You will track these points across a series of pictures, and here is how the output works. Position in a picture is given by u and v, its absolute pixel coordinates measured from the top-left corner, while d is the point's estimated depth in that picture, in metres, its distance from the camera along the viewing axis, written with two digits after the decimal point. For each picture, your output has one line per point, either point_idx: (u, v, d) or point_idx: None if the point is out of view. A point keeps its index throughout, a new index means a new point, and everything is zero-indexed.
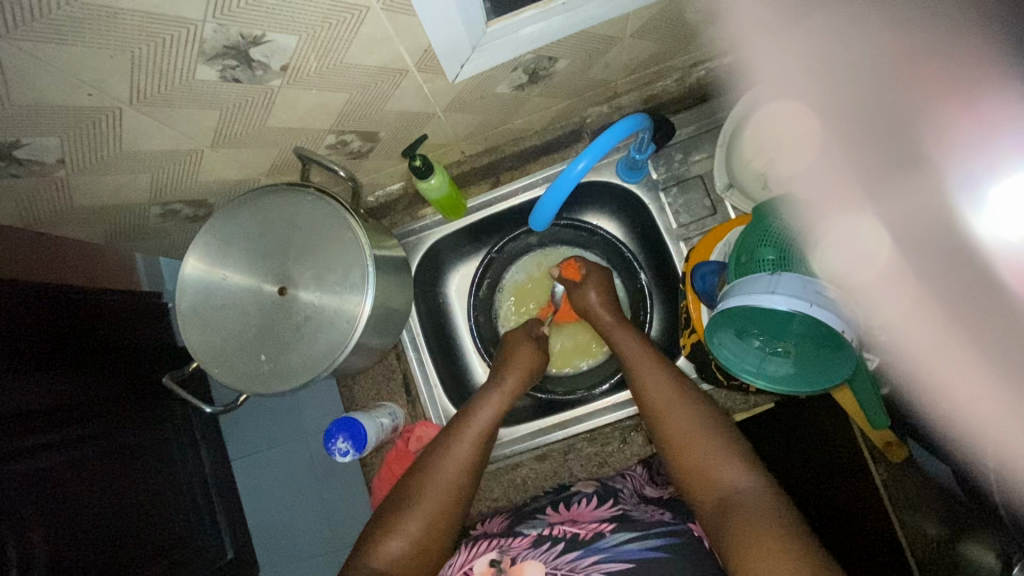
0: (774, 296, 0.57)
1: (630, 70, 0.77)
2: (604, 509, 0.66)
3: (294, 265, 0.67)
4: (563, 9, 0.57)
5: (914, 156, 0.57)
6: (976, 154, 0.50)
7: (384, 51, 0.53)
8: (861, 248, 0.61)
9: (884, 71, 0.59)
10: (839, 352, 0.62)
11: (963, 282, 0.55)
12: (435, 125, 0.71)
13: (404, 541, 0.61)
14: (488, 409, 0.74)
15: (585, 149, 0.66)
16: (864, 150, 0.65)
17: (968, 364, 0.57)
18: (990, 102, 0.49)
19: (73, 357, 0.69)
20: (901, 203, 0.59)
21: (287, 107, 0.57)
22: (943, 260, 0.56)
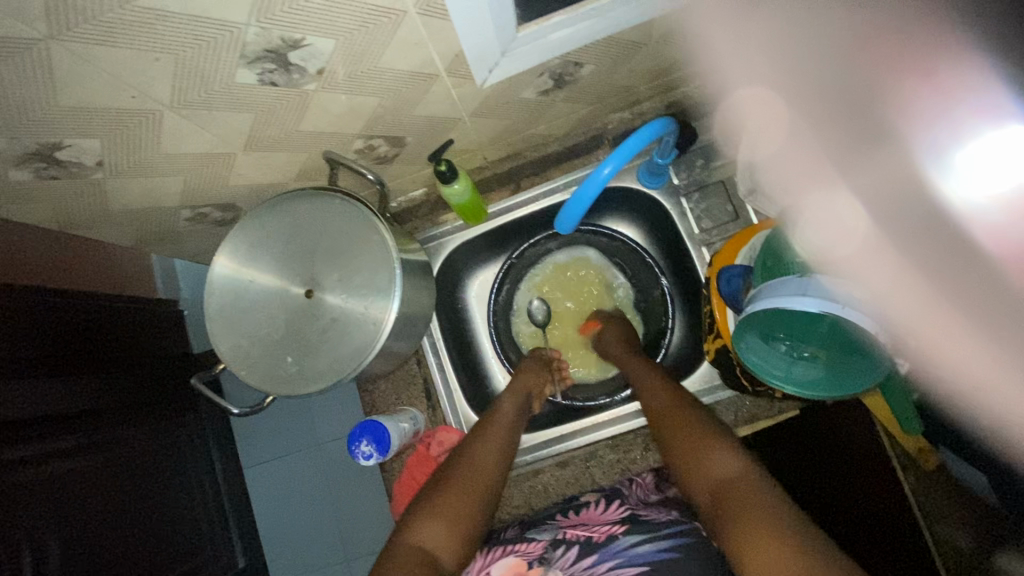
0: (804, 299, 0.55)
1: (654, 75, 0.76)
2: (613, 508, 0.67)
3: (321, 269, 0.67)
4: (592, 15, 0.56)
5: (880, 131, 0.58)
6: (941, 121, 0.51)
7: (416, 57, 0.53)
8: (840, 225, 0.62)
9: (834, 49, 0.60)
10: (868, 356, 0.61)
11: (937, 245, 0.55)
12: (460, 130, 0.71)
13: (436, 526, 0.59)
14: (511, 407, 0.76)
15: (613, 153, 0.64)
16: (834, 124, 0.65)
17: (947, 323, 0.57)
18: (949, 69, 0.49)
19: (74, 367, 0.73)
20: (870, 176, 0.61)
21: (318, 113, 0.57)
22: (918, 224, 0.57)
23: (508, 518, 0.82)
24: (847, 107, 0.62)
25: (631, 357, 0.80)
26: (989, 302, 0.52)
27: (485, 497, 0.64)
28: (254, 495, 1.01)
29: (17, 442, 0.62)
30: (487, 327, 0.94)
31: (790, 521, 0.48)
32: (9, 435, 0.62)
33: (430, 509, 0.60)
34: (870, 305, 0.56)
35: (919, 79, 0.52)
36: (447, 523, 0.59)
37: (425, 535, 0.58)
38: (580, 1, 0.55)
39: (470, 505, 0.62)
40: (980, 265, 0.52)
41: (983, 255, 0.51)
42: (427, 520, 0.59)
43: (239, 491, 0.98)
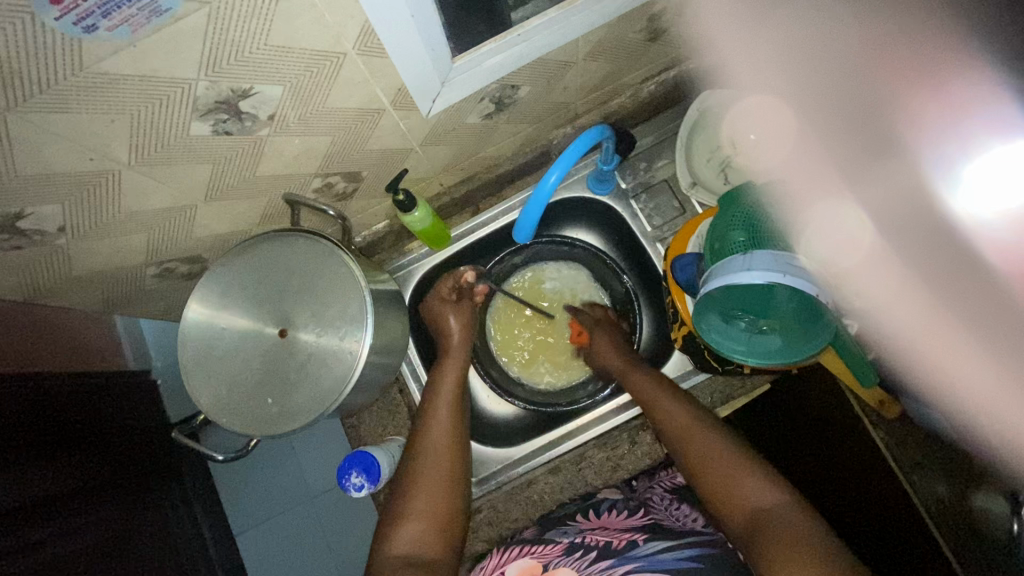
0: (750, 273, 0.60)
1: (587, 91, 0.81)
2: (636, 516, 0.70)
3: (292, 307, 0.69)
4: (519, 41, 0.61)
5: (887, 146, 0.65)
6: (949, 138, 0.58)
7: (361, 95, 0.57)
8: (845, 235, 0.66)
9: (847, 64, 0.68)
10: (817, 319, 0.66)
11: (945, 259, 0.60)
12: (413, 159, 0.74)
13: (416, 525, 0.68)
14: (449, 378, 0.82)
15: (557, 161, 0.67)
16: (841, 140, 0.72)
17: (952, 333, 0.62)
18: (960, 83, 0.56)
19: (55, 447, 0.72)
20: (875, 188, 0.67)
21: (274, 157, 0.60)
22: (926, 237, 0.62)
23: (508, 532, 0.82)
24: (859, 122, 0.69)
25: (627, 368, 0.82)
26: (988, 310, 0.57)
27: (452, 479, 0.73)
28: (248, 553, 0.98)
29: (14, 529, 0.61)
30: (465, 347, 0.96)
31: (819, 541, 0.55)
32: (6, 523, 0.61)
33: (409, 510, 0.69)
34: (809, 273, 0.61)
35: (929, 95, 0.60)
36: (426, 522, 0.69)
37: (409, 541, 0.67)
38: (505, 30, 0.60)
39: (446, 501, 0.71)
40: (978, 275, 0.57)
41: (983, 266, 0.57)
42: (407, 525, 0.68)
43: (231, 553, 0.95)
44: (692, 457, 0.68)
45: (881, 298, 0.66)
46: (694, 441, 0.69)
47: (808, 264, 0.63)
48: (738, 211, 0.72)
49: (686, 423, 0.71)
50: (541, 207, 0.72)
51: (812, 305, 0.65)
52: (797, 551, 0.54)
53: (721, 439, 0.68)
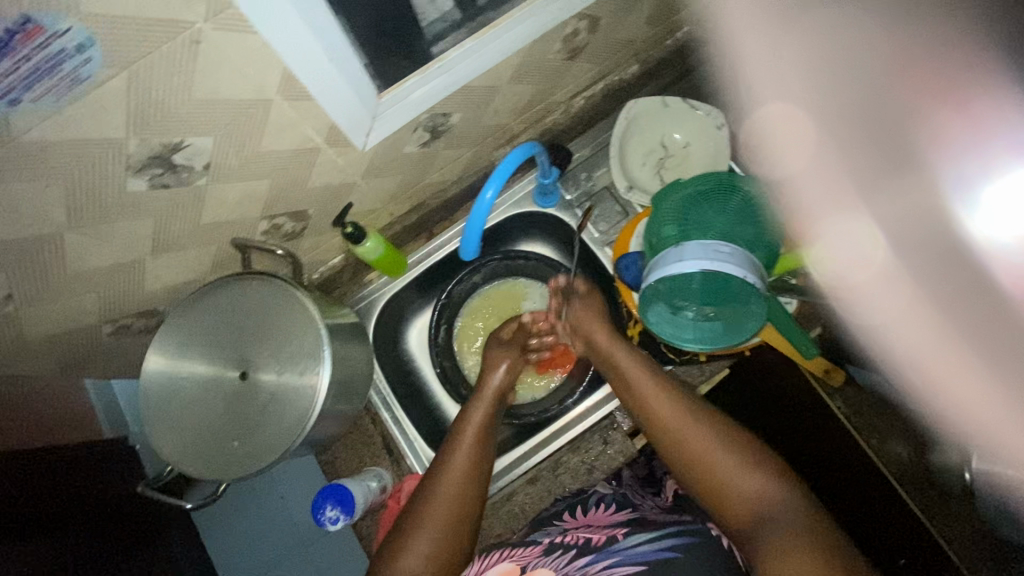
0: (683, 262, 0.66)
1: (520, 111, 0.85)
2: (623, 513, 0.71)
3: (253, 349, 0.70)
4: (441, 71, 0.65)
5: (908, 159, 0.63)
6: (969, 155, 0.55)
7: (293, 136, 0.59)
8: (857, 250, 0.70)
9: (875, 75, 0.65)
10: (750, 303, 0.69)
11: (959, 282, 0.58)
12: (358, 193, 0.77)
13: (419, 560, 0.65)
14: (481, 408, 0.80)
15: (492, 177, 0.71)
16: (861, 155, 0.71)
17: (948, 344, 0.61)
18: (980, 102, 0.53)
19: (38, 522, 0.71)
20: (892, 204, 0.65)
21: (216, 204, 0.62)
22: (938, 257, 0.60)
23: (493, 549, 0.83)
24: (881, 136, 0.67)
25: (614, 345, 0.79)
26: (990, 331, 0.56)
27: (463, 511, 0.70)
28: None
29: None
30: (433, 371, 0.96)
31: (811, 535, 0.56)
32: None
33: (406, 545, 0.66)
34: (733, 254, 0.66)
35: (952, 110, 0.56)
36: (428, 556, 0.65)
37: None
38: (427, 63, 0.64)
39: (455, 538, 0.68)
40: (990, 298, 0.55)
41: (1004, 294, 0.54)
42: (409, 556, 0.65)
43: None
44: (694, 454, 0.66)
45: (885, 314, 0.68)
46: (682, 424, 0.68)
47: (737, 249, 0.67)
48: (668, 207, 0.80)
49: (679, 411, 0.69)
50: (479, 233, 0.76)
51: (740, 292, 0.69)
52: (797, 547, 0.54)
53: (721, 431, 0.67)
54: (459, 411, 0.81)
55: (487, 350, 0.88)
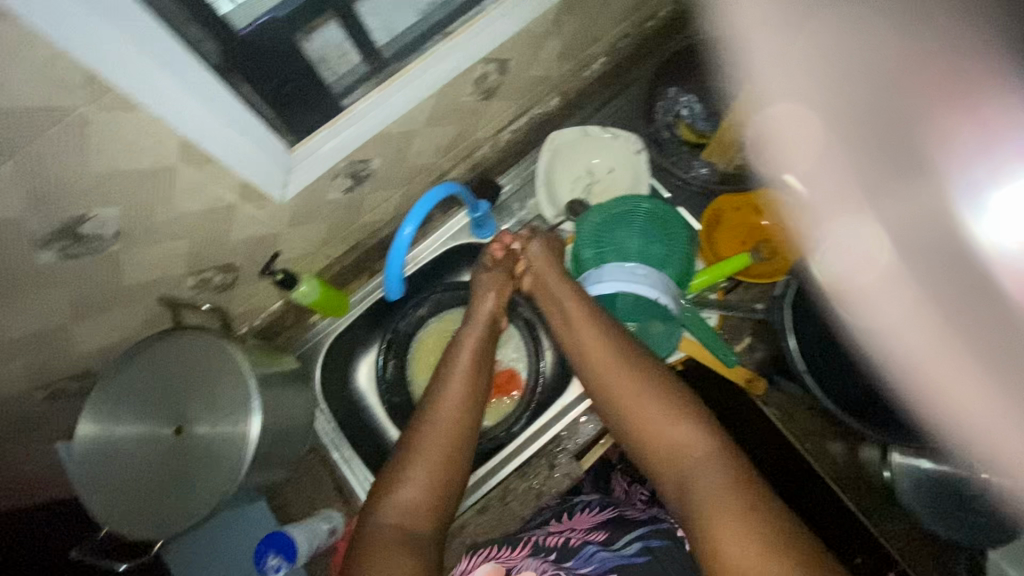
0: (600, 283, 0.73)
1: (445, 150, 0.87)
2: (603, 514, 0.73)
3: (184, 404, 0.71)
4: (349, 123, 0.68)
5: (918, 164, 0.69)
6: (978, 163, 0.61)
7: (204, 196, 0.61)
8: (861, 251, 0.70)
9: (880, 81, 0.72)
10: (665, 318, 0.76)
11: (970, 277, 0.64)
12: (286, 242, 0.78)
13: (415, 491, 0.64)
14: (473, 337, 0.78)
15: (410, 215, 0.73)
16: (866, 158, 0.75)
17: (959, 365, 0.66)
18: (991, 103, 0.59)
19: None
20: (900, 204, 0.70)
21: (134, 266, 0.63)
22: (940, 265, 0.66)
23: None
24: (885, 146, 0.73)
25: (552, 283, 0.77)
26: (994, 323, 0.63)
27: (460, 438, 0.70)
28: None
29: None
30: (382, 407, 0.97)
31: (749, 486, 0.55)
32: None
33: (406, 475, 0.65)
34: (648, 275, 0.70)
35: (965, 116, 0.62)
36: (424, 486, 0.65)
37: (402, 511, 0.63)
38: (334, 116, 0.67)
39: (454, 464, 0.68)
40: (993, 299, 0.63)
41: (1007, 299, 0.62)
42: (402, 489, 0.65)
43: None
44: (623, 403, 0.65)
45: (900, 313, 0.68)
46: (615, 374, 0.67)
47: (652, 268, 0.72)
48: (584, 231, 0.83)
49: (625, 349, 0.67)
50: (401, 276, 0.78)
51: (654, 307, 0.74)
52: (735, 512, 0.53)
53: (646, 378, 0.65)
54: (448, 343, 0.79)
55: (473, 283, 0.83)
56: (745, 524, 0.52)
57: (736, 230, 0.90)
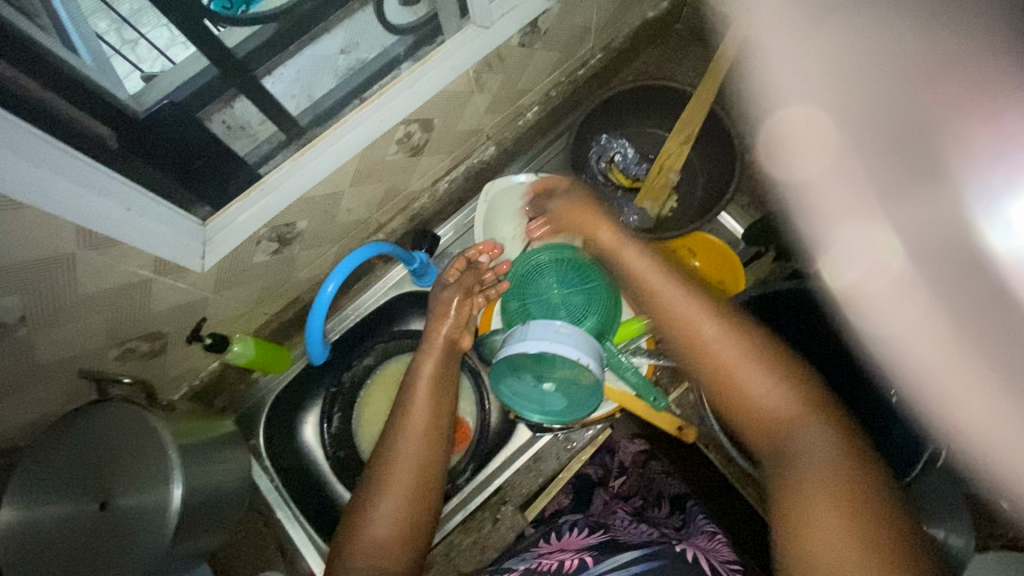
0: (525, 343, 0.68)
1: (379, 206, 0.88)
2: (594, 536, 0.72)
3: (108, 477, 0.68)
4: (265, 193, 0.67)
5: (929, 167, 0.56)
6: (989, 169, 0.49)
7: (112, 277, 0.61)
8: (871, 258, 0.70)
9: (902, 80, 0.57)
10: (589, 384, 0.71)
11: (988, 288, 0.54)
12: (214, 307, 0.78)
13: (382, 527, 0.63)
14: (428, 355, 0.75)
15: (333, 272, 0.73)
16: (886, 151, 0.64)
17: (974, 376, 0.59)
18: (1013, 112, 0.46)
19: None
20: (915, 211, 0.61)
21: (47, 345, 0.63)
22: (957, 271, 0.57)
23: None
24: (906, 144, 0.60)
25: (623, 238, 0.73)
26: (1004, 338, 0.54)
27: (424, 466, 0.68)
28: None
29: None
30: (327, 463, 0.96)
31: (850, 456, 0.54)
32: None
33: (374, 511, 0.64)
34: (571, 332, 0.69)
35: (974, 119, 0.49)
36: (392, 521, 0.64)
37: (376, 548, 0.63)
38: (250, 187, 0.67)
39: (423, 493, 0.67)
40: (1016, 311, 0.52)
41: (1016, 299, 0.51)
42: (372, 522, 0.64)
43: None
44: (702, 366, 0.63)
45: (916, 316, 0.66)
46: (701, 324, 0.64)
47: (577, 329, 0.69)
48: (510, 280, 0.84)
49: (692, 334, 0.64)
50: (323, 338, 0.75)
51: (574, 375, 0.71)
52: (820, 499, 0.51)
53: (738, 338, 0.62)
54: (409, 364, 0.76)
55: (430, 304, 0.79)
56: (832, 509, 0.50)
57: None
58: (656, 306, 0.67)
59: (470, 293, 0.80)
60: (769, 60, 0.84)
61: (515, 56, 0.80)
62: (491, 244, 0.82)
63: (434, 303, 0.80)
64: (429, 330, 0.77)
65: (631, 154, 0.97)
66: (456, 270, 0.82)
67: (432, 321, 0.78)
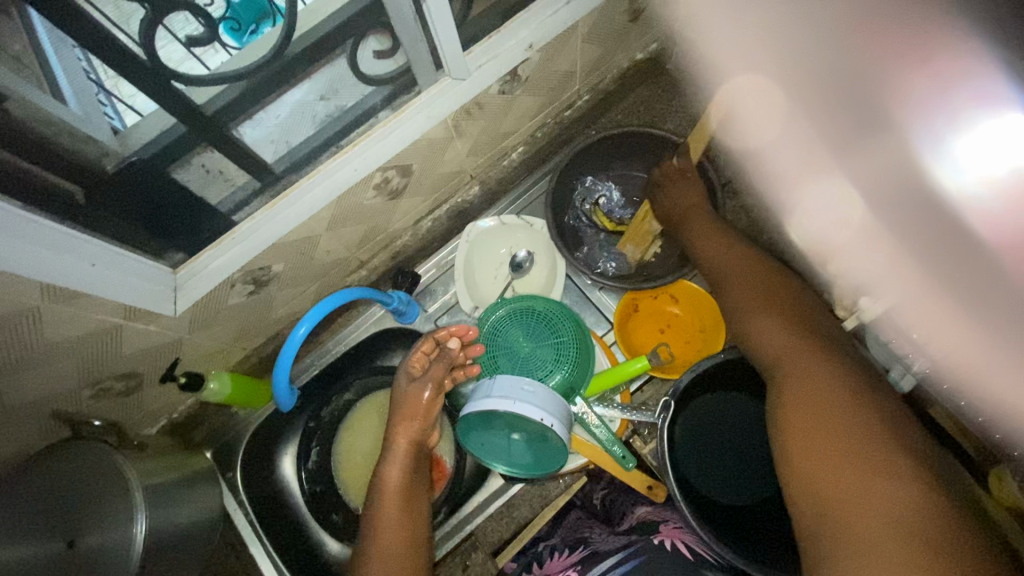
0: (489, 400, 0.67)
1: (359, 246, 0.88)
2: (575, 553, 0.68)
3: (75, 517, 0.67)
4: (236, 242, 0.68)
5: (876, 120, 0.55)
6: (937, 108, 0.46)
7: (81, 325, 0.62)
8: (842, 215, 0.69)
9: (840, 37, 0.58)
10: (554, 443, 0.71)
11: (941, 225, 0.50)
12: (190, 347, 0.78)
13: None
14: (396, 460, 0.73)
15: (306, 316, 0.73)
16: (840, 115, 0.63)
17: (942, 327, 0.55)
18: (945, 57, 0.44)
19: None
20: (865, 168, 0.60)
21: (19, 388, 0.65)
22: (913, 208, 0.54)
23: None
24: (854, 103, 0.58)
25: (689, 213, 0.84)
26: (969, 280, 0.49)
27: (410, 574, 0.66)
28: None
29: None
30: (302, 499, 0.95)
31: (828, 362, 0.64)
32: None
33: None
34: (538, 391, 0.68)
35: (918, 68, 0.47)
36: None
37: None
38: (221, 236, 0.68)
39: None
40: (965, 248, 0.48)
41: (970, 236, 0.47)
42: None
43: None
44: (732, 288, 0.77)
45: (873, 273, 0.65)
46: (742, 278, 0.76)
47: (543, 387, 0.69)
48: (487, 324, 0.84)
49: (718, 277, 0.79)
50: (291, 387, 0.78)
51: (537, 433, 0.70)
52: (816, 401, 0.60)
53: (749, 274, 0.77)
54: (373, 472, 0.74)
55: (392, 406, 0.76)
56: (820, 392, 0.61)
57: (653, 318, 0.91)
58: (705, 260, 0.81)
59: (440, 387, 0.76)
60: (720, 51, 0.81)
61: (496, 103, 0.80)
62: (464, 327, 0.78)
63: (400, 400, 0.76)
64: (392, 434, 0.75)
65: (617, 198, 0.96)
66: (416, 358, 0.77)
67: (398, 423, 0.75)
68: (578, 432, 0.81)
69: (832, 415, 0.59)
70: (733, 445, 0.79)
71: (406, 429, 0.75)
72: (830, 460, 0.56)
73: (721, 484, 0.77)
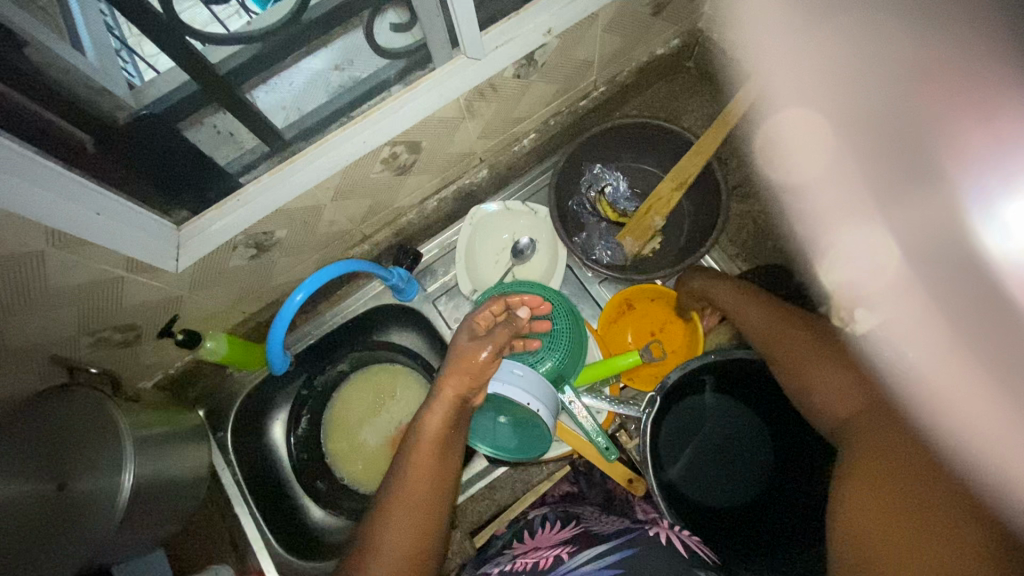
0: None
1: (362, 220, 0.88)
2: (567, 531, 0.68)
3: (64, 461, 0.68)
4: (240, 205, 0.68)
5: (929, 172, 0.64)
6: (993, 166, 0.55)
7: (82, 274, 0.62)
8: (871, 264, 0.74)
9: (901, 87, 0.65)
10: (539, 428, 0.71)
11: (978, 288, 0.58)
12: (189, 306, 0.79)
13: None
14: (439, 409, 0.64)
15: (304, 283, 0.74)
16: (875, 165, 0.73)
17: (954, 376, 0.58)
18: (1008, 111, 0.52)
19: None
20: (908, 216, 0.68)
21: (18, 330, 0.65)
22: (951, 266, 0.62)
23: None
24: (901, 147, 0.68)
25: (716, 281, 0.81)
26: (996, 329, 0.56)
27: (429, 528, 0.59)
28: None
29: None
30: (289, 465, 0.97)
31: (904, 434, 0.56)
32: None
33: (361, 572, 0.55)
34: (526, 375, 0.68)
35: (979, 123, 0.55)
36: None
37: None
38: (224, 198, 0.68)
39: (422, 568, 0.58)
40: (1003, 303, 0.55)
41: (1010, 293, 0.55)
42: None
43: None
44: (765, 330, 0.73)
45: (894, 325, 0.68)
46: (791, 333, 0.71)
47: (532, 372, 0.69)
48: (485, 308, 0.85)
49: (766, 331, 0.73)
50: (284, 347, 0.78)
51: (523, 417, 0.71)
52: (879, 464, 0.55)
53: (802, 330, 0.71)
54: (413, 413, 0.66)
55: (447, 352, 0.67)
56: (893, 459, 0.54)
57: (646, 319, 0.93)
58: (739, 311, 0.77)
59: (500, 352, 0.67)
60: (767, 57, 0.83)
61: (510, 87, 0.79)
62: (537, 300, 0.75)
63: (455, 351, 0.67)
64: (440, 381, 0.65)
65: (623, 189, 0.96)
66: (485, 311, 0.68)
67: (448, 372, 0.65)
68: (565, 420, 0.83)
69: (890, 482, 0.53)
70: (712, 445, 0.80)
71: (456, 377, 0.65)
72: (883, 530, 0.51)
73: (699, 483, 0.78)
